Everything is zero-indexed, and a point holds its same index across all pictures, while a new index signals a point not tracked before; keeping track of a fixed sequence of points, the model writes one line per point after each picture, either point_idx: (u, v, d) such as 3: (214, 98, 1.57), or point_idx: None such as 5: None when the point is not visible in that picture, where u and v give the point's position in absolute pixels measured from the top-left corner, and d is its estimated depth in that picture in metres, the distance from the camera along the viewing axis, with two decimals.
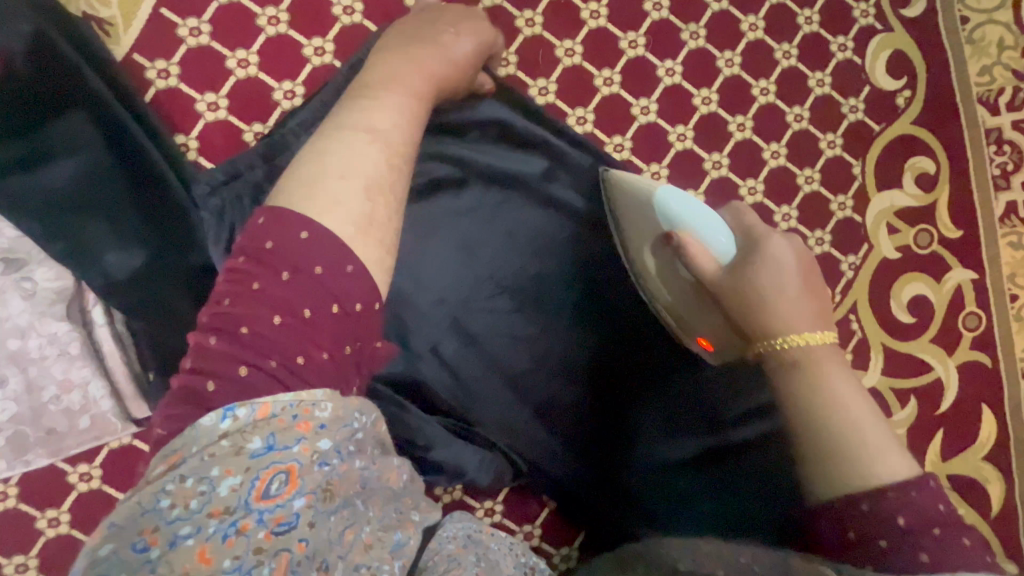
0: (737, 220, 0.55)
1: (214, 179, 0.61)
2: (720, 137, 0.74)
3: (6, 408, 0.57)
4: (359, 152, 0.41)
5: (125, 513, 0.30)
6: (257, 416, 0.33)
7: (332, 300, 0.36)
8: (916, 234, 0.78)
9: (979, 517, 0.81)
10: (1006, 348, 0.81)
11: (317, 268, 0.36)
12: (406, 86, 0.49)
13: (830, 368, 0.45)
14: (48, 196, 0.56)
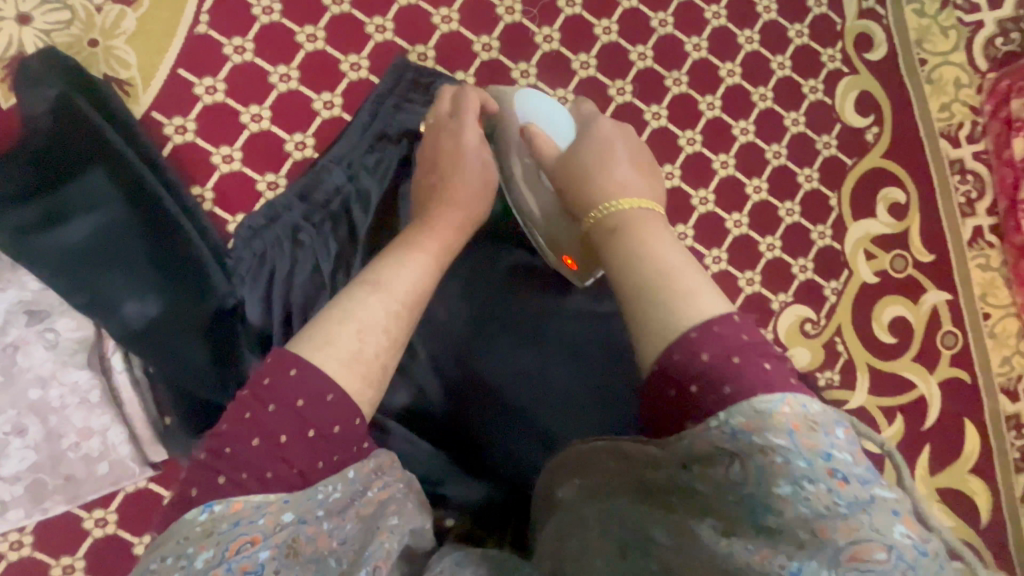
0: (579, 115, 0.64)
1: (255, 223, 0.63)
2: (706, 174, 0.79)
3: (25, 457, 0.58)
4: (372, 306, 0.45)
5: None
6: (229, 507, 0.35)
7: (309, 425, 0.37)
8: (891, 259, 0.83)
9: (968, 527, 0.84)
10: (983, 364, 0.86)
11: (298, 400, 0.37)
12: (426, 246, 0.53)
13: (642, 221, 0.47)
14: (69, 249, 0.58)
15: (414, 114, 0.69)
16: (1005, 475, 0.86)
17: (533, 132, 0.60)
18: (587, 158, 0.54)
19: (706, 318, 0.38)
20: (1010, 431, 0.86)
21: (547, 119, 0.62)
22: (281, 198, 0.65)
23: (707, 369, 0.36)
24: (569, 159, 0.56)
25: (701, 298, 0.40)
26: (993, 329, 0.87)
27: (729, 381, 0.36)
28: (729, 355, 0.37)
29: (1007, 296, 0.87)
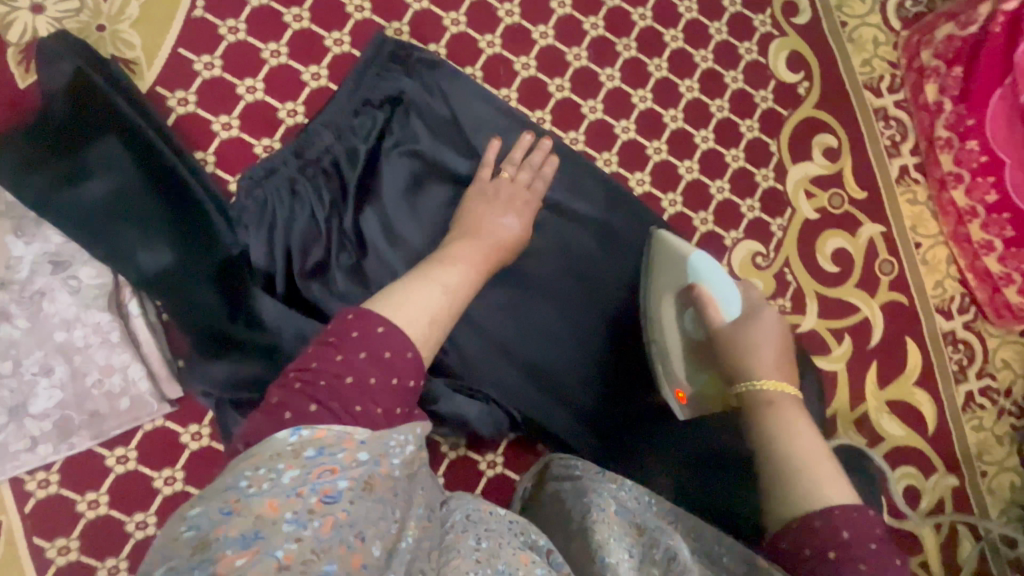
0: (747, 297, 0.72)
1: (254, 175, 0.70)
2: (658, 128, 0.88)
3: (52, 395, 0.64)
4: (429, 296, 0.51)
5: (211, 494, 0.39)
6: (314, 433, 0.40)
7: (392, 375, 0.44)
8: (829, 197, 0.93)
9: (917, 435, 0.93)
10: (918, 288, 0.96)
11: (384, 352, 0.45)
12: (460, 257, 0.59)
13: (793, 409, 0.58)
14: (89, 206, 0.65)
15: (393, 83, 0.77)
16: (946, 386, 0.95)
17: (701, 294, 0.71)
18: (766, 342, 0.65)
19: (836, 503, 0.50)
20: (947, 347, 0.96)
21: (711, 278, 0.72)
22: (277, 155, 0.71)
23: (850, 548, 0.48)
24: (723, 337, 0.67)
25: (835, 491, 0.52)
26: (925, 256, 0.96)
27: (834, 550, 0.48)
28: (867, 541, 0.48)
29: (936, 227, 0.96)
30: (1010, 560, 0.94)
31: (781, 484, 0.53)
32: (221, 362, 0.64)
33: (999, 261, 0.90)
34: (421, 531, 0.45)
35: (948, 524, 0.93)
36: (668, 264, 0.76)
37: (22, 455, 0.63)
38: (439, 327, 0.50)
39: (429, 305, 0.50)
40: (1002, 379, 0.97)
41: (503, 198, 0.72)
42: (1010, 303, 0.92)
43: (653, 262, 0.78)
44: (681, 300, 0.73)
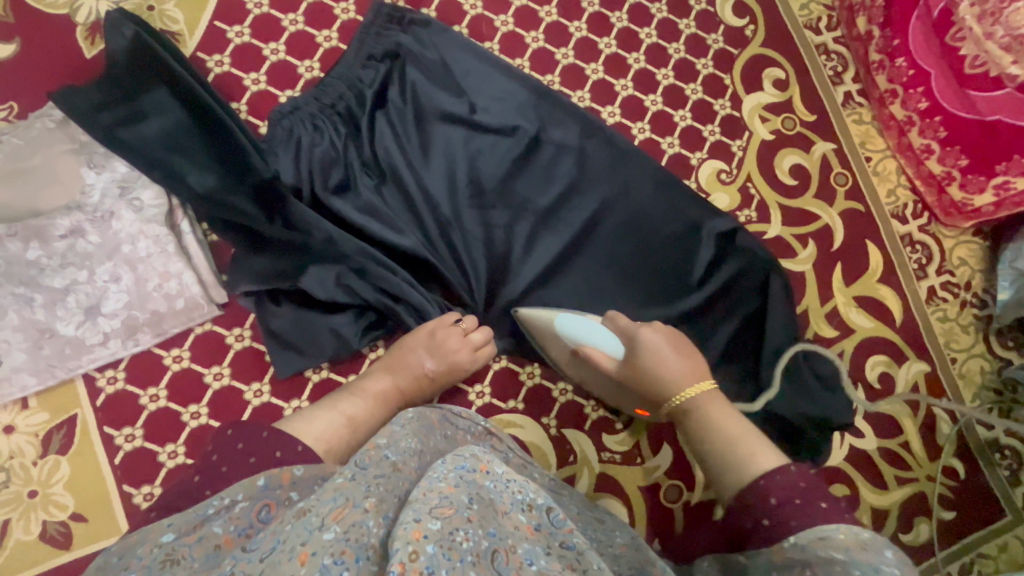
0: (614, 323, 0.80)
1: (282, 111, 0.84)
2: (623, 68, 1.01)
3: (120, 299, 0.76)
4: (310, 425, 0.65)
5: (177, 519, 0.52)
6: (189, 512, 0.52)
7: (274, 449, 0.58)
8: (782, 120, 1.05)
9: (886, 326, 1.02)
10: (873, 196, 1.07)
11: (251, 457, 0.57)
12: (374, 389, 0.74)
13: (713, 405, 0.70)
14: (145, 141, 0.78)
15: (391, 39, 0.91)
16: (908, 282, 1.04)
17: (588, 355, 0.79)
18: (658, 364, 0.74)
19: (771, 470, 0.60)
20: (906, 247, 1.06)
21: (592, 336, 0.80)
22: (301, 97, 0.86)
23: (777, 510, 0.57)
24: (628, 366, 0.76)
25: (761, 456, 0.63)
26: (876, 168, 1.07)
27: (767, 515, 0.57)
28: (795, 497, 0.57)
29: (882, 143, 1.08)
30: (988, 439, 1.01)
31: (721, 473, 0.64)
32: (262, 257, 0.79)
33: (939, 162, 1.01)
34: (428, 490, 0.51)
35: (924, 408, 1.01)
36: (546, 339, 0.84)
37: (97, 348, 0.76)
38: (335, 451, 0.64)
39: (327, 427, 0.65)
40: (961, 274, 1.05)
41: (443, 344, 0.79)
42: (955, 201, 1.01)
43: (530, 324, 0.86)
44: (578, 359, 0.82)
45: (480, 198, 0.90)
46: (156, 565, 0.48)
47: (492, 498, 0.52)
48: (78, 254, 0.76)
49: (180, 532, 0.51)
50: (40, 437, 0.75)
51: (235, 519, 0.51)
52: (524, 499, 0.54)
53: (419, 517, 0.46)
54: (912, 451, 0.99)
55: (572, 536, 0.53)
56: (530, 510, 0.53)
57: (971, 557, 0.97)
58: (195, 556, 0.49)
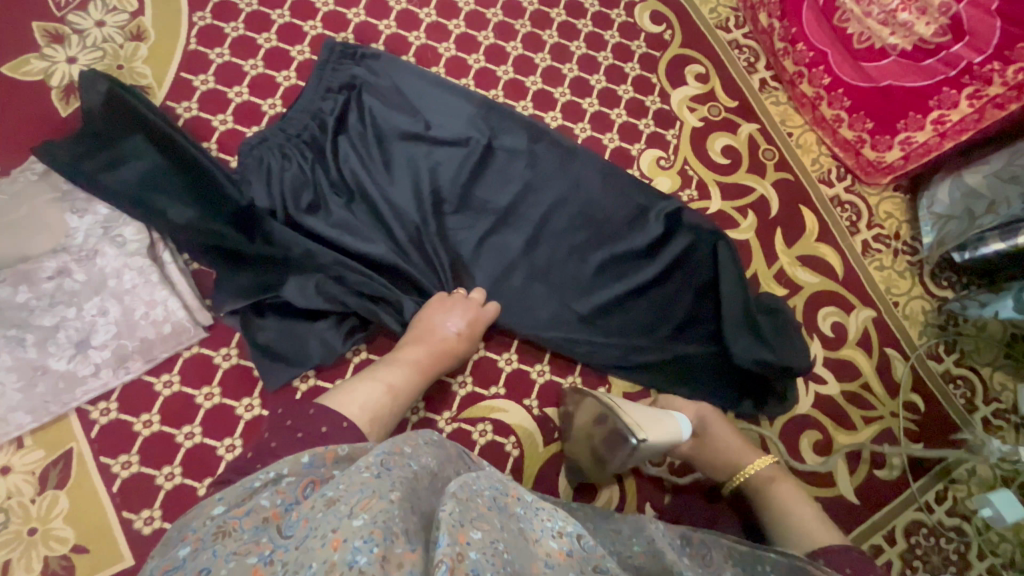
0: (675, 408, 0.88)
1: (250, 142, 0.92)
2: (559, 78, 1.12)
3: (109, 330, 0.80)
4: (367, 390, 0.70)
5: (229, 493, 0.52)
6: (244, 489, 0.52)
7: (298, 429, 0.60)
8: (708, 109, 1.17)
9: (831, 280, 1.11)
10: (799, 166, 1.17)
11: (272, 443, 0.59)
12: (411, 359, 0.79)
13: (781, 478, 0.81)
14: (122, 182, 0.83)
15: (346, 72, 1.00)
16: (843, 238, 1.14)
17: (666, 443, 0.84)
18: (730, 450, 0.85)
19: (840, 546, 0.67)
20: (836, 208, 1.16)
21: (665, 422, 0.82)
22: (267, 130, 0.93)
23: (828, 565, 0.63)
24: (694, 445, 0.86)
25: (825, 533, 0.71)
26: (798, 141, 1.19)
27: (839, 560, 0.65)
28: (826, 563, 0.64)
29: (800, 119, 1.20)
30: (941, 371, 1.09)
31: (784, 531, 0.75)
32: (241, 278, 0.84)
33: (850, 129, 1.12)
34: (466, 496, 0.47)
35: (877, 349, 1.09)
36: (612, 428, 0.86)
37: (89, 380, 0.79)
38: (379, 418, 0.68)
39: (371, 397, 0.69)
40: (890, 226, 1.16)
41: (458, 307, 0.87)
42: (871, 160, 1.12)
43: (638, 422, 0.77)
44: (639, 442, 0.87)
45: (442, 206, 0.97)
46: (208, 538, 0.47)
47: (522, 526, 0.49)
48: (65, 292, 0.80)
49: (230, 505, 0.51)
50: (37, 474, 0.77)
51: (282, 493, 0.51)
52: (554, 526, 0.49)
53: (460, 520, 0.44)
54: (874, 392, 1.06)
55: (604, 561, 0.48)
56: (560, 537, 0.49)
57: (946, 483, 1.03)
58: (245, 528, 0.48)
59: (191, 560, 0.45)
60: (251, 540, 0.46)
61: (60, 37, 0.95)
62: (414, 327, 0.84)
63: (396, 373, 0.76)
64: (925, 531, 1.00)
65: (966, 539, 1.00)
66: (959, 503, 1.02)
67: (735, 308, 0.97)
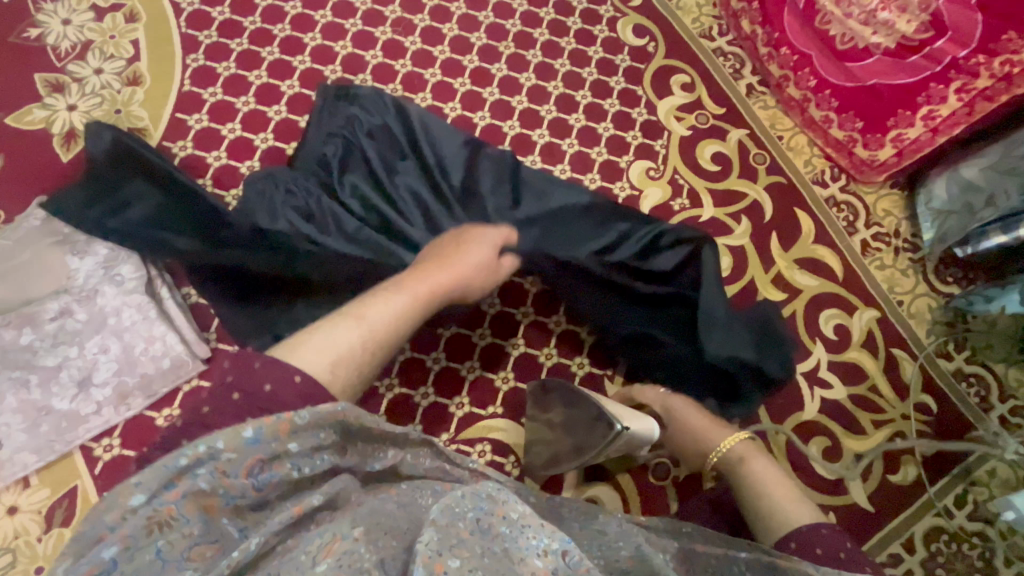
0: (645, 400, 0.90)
1: (251, 181, 0.93)
2: (545, 96, 1.14)
3: (111, 367, 0.82)
4: (343, 328, 0.63)
5: (150, 475, 0.44)
6: (172, 474, 0.45)
7: (235, 390, 0.51)
8: (696, 117, 1.17)
9: (831, 282, 1.09)
10: (792, 169, 1.17)
11: (204, 409, 0.51)
12: (410, 288, 0.74)
13: (756, 455, 0.76)
14: (126, 224, 0.86)
15: (344, 112, 1.00)
16: (841, 239, 1.13)
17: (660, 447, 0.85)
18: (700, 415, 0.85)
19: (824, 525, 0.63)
20: (832, 209, 1.15)
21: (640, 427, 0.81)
22: (268, 170, 0.94)
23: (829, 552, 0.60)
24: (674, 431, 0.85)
25: (800, 509, 0.66)
26: (789, 143, 1.18)
27: (820, 545, 0.60)
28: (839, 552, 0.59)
29: (790, 121, 1.19)
30: (952, 370, 1.06)
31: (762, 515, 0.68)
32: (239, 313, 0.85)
33: (840, 128, 1.11)
34: (447, 522, 0.48)
35: (883, 351, 1.06)
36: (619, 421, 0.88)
37: (92, 417, 0.80)
38: (343, 362, 0.59)
39: (346, 340, 0.61)
40: (889, 224, 1.14)
41: (467, 238, 0.87)
42: (864, 159, 1.11)
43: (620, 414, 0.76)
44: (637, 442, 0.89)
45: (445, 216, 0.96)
46: (138, 534, 0.43)
47: (507, 546, 0.48)
48: (67, 332, 0.82)
49: (155, 490, 0.44)
50: (44, 512, 0.78)
51: (224, 478, 0.46)
52: (539, 544, 0.49)
53: (437, 550, 0.44)
54: (882, 394, 1.03)
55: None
56: (545, 556, 0.49)
57: (965, 486, 0.99)
58: (185, 517, 0.45)
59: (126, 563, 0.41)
60: (200, 543, 0.45)
61: (61, 86, 0.99)
62: (432, 250, 0.84)
63: (393, 303, 0.70)
64: (946, 537, 0.96)
65: (991, 544, 0.96)
66: (981, 506, 0.98)
67: (734, 321, 0.94)
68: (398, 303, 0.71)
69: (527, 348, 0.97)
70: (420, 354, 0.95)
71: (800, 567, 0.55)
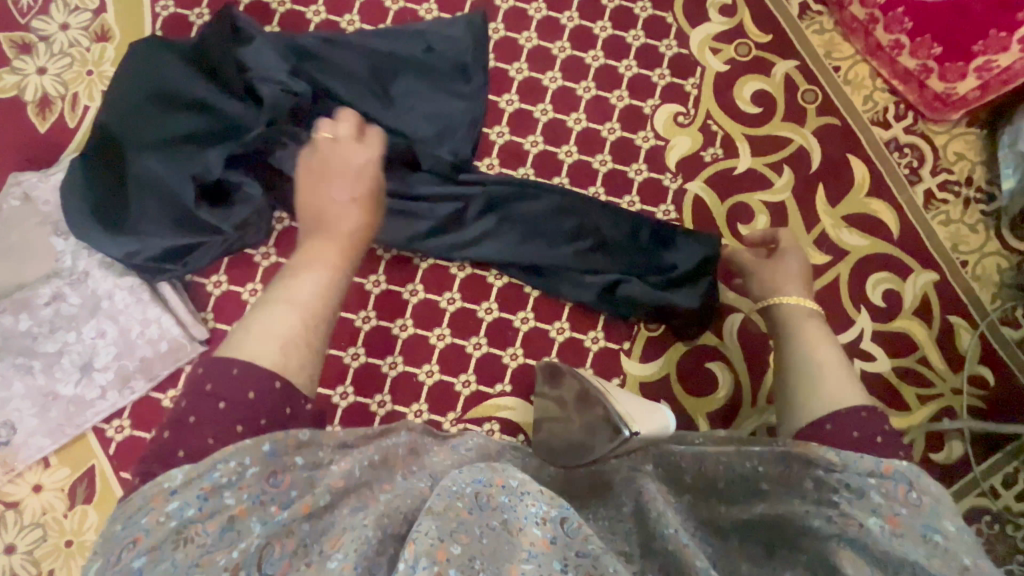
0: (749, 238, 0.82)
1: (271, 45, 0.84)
2: (557, 30, 0.99)
3: (109, 351, 0.80)
4: (284, 319, 0.54)
5: (182, 485, 0.45)
6: (184, 481, 0.45)
7: (238, 421, 0.48)
8: (735, 48, 1.00)
9: (883, 242, 0.96)
10: (848, 107, 1.00)
11: (209, 439, 0.47)
12: (324, 259, 0.60)
13: (807, 321, 0.71)
14: (163, 132, 0.79)
15: (406, 46, 0.92)
16: (902, 190, 0.97)
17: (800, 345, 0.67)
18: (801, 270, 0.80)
19: (859, 408, 0.58)
20: (893, 153, 0.98)
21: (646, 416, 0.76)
22: (305, 38, 0.89)
23: (838, 424, 0.57)
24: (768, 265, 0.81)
25: (846, 392, 0.61)
26: (847, 76, 1.00)
27: (830, 421, 0.57)
28: (872, 438, 0.55)
29: (850, 48, 1.01)
30: (1018, 340, 0.94)
31: (823, 377, 0.63)
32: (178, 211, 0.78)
33: (912, 56, 0.93)
34: (447, 504, 0.48)
35: (939, 318, 0.95)
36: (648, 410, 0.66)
37: (98, 402, 0.80)
38: (292, 346, 0.53)
39: (281, 325, 0.53)
40: (960, 170, 0.98)
41: (339, 164, 0.71)
42: (938, 93, 0.93)
43: (627, 409, 0.71)
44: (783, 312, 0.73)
45: (249, 45, 0.82)
46: (168, 545, 0.43)
47: (505, 518, 0.49)
48: (64, 316, 0.80)
49: (168, 501, 0.44)
50: (67, 490, 0.81)
51: (247, 487, 0.45)
52: (538, 512, 0.49)
53: (438, 538, 0.45)
54: (932, 367, 0.93)
55: (587, 544, 0.47)
56: (545, 523, 0.48)
57: (1016, 466, 0.91)
58: (170, 553, 0.42)
59: (150, 573, 0.41)
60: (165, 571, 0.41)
61: (28, 46, 0.91)
62: (309, 206, 0.66)
63: (309, 281, 0.58)
64: (989, 518, 0.90)
65: None
66: None
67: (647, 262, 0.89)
68: (317, 278, 0.58)
69: (537, 323, 0.90)
70: (423, 330, 0.89)
71: (820, 450, 0.54)
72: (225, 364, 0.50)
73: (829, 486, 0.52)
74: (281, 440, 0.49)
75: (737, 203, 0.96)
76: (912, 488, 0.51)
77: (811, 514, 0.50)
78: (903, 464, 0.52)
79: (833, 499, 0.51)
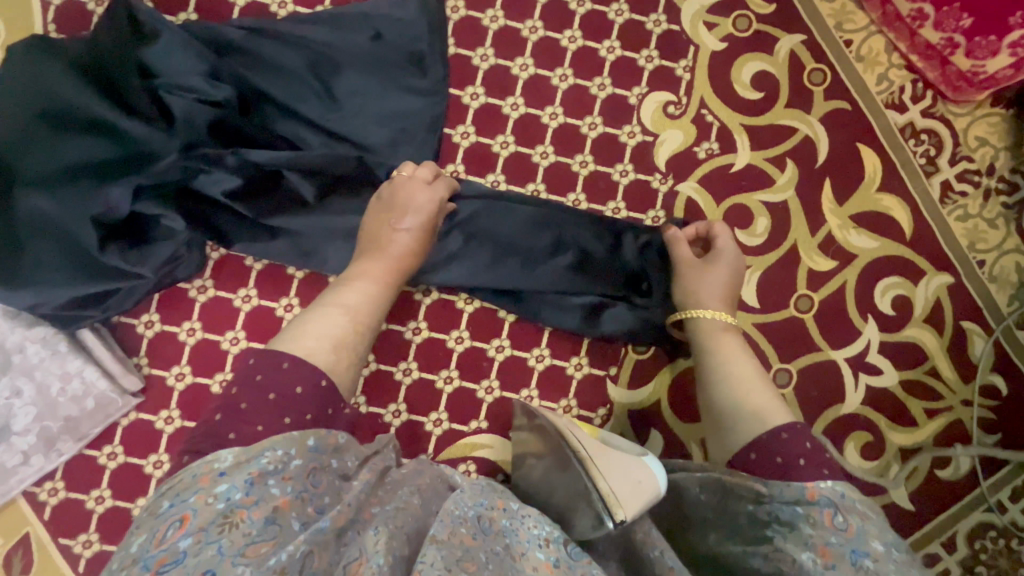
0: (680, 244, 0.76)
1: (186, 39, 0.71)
2: (527, 6, 0.84)
3: (29, 412, 0.71)
4: (335, 321, 0.61)
5: (233, 465, 0.46)
6: (235, 461, 0.46)
7: (285, 413, 0.51)
8: (733, 21, 0.87)
9: (894, 243, 0.87)
10: (860, 88, 0.88)
11: (258, 425, 0.49)
12: (374, 273, 0.68)
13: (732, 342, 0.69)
14: (55, 161, 0.67)
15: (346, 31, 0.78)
16: (917, 183, 0.87)
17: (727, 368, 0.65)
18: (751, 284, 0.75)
19: (779, 428, 0.57)
20: (908, 141, 0.88)
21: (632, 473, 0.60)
22: (225, 27, 0.75)
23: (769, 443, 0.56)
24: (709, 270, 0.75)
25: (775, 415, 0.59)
26: (860, 52, 0.88)
27: (755, 449, 0.56)
28: (800, 459, 0.54)
29: (863, 18, 0.88)
30: None
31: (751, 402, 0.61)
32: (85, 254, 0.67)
33: (936, 29, 0.80)
34: (452, 531, 0.48)
35: (951, 326, 0.87)
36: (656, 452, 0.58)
37: (22, 468, 0.71)
38: (344, 343, 0.60)
39: (330, 327, 0.60)
40: (981, 158, 0.88)
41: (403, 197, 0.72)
42: (963, 71, 0.82)
43: (617, 492, 0.56)
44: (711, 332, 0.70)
45: (154, 43, 0.69)
46: (214, 528, 0.42)
47: (508, 542, 0.51)
48: None
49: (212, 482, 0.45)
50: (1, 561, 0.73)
51: (290, 479, 0.47)
52: (541, 534, 0.51)
53: (445, 567, 0.44)
54: (941, 378, 0.87)
55: (591, 568, 0.49)
56: (547, 545, 0.51)
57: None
58: (213, 535, 0.42)
59: (194, 556, 0.41)
60: (198, 558, 0.41)
61: None
62: (369, 228, 0.71)
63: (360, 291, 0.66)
64: (994, 533, 0.85)
65: None
66: None
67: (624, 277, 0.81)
68: (366, 289, 0.66)
69: (514, 352, 0.81)
70: (387, 365, 0.80)
71: (747, 483, 0.53)
72: (275, 356, 0.54)
73: (763, 522, 0.51)
74: (319, 451, 0.51)
75: (734, 205, 0.85)
76: (837, 511, 0.49)
77: (751, 553, 0.51)
78: (826, 484, 0.51)
79: (768, 535, 0.50)
